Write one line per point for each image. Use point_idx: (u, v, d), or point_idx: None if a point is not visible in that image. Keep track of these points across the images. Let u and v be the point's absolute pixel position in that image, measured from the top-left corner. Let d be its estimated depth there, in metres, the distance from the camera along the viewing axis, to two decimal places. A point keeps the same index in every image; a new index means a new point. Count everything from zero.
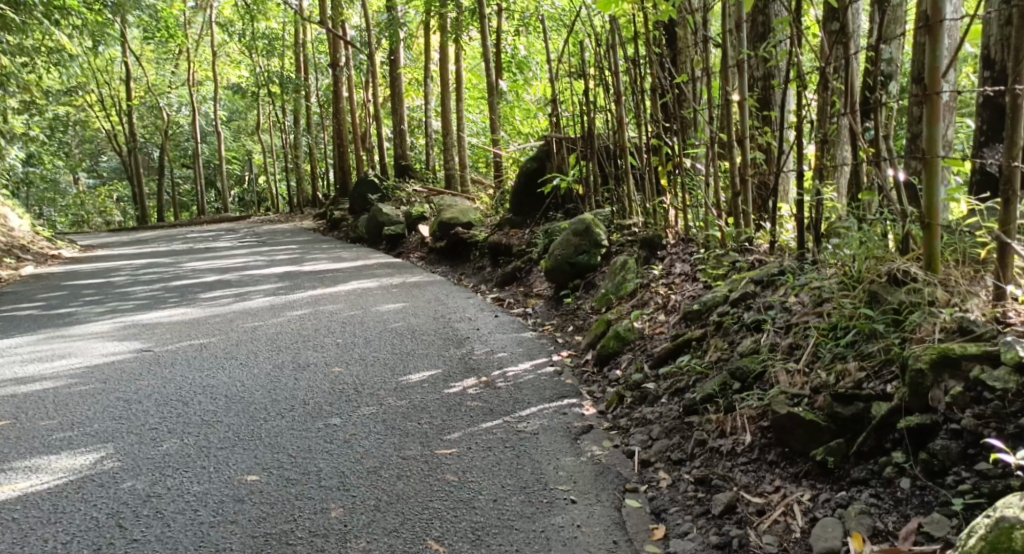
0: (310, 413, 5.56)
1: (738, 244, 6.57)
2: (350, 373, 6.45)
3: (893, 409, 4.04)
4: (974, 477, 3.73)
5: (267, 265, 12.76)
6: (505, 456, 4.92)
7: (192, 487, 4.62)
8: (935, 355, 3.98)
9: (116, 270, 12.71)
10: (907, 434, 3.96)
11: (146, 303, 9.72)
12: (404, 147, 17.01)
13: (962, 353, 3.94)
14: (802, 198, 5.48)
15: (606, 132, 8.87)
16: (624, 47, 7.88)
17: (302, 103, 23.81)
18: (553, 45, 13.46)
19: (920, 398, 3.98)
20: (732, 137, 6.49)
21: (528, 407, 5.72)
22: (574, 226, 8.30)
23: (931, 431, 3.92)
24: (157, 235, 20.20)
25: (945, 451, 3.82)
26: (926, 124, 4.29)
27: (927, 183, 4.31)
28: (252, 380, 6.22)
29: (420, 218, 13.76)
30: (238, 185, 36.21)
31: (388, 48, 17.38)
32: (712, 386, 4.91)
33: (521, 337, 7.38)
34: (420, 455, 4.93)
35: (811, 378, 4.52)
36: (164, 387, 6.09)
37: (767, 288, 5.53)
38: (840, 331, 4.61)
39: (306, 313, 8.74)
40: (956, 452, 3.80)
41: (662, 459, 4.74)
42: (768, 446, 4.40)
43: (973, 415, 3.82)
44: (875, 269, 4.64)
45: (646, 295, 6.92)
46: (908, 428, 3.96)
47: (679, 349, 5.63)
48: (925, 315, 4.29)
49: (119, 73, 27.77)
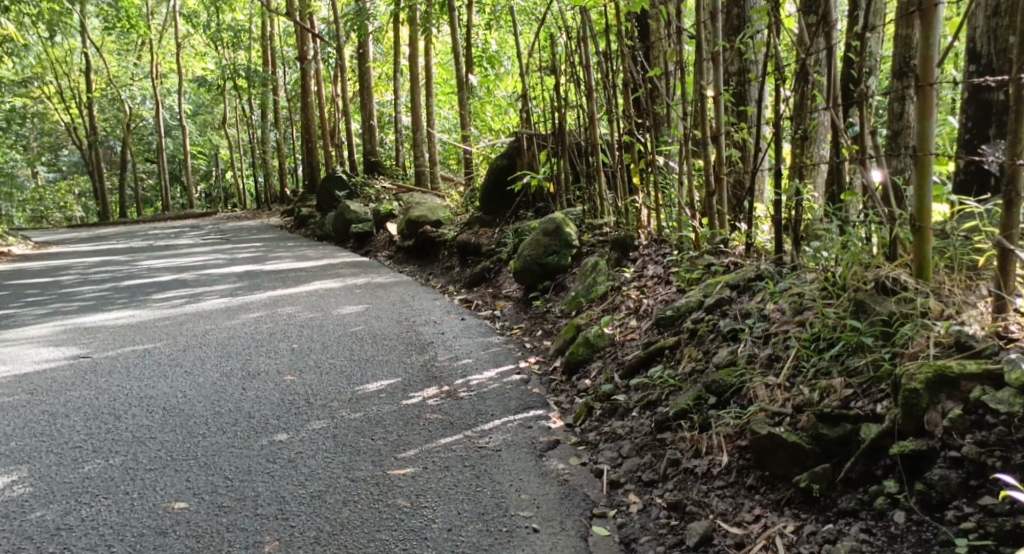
0: (255, 428, 5.18)
1: (713, 245, 6.25)
2: (303, 382, 6.07)
3: (884, 432, 3.73)
4: (979, 513, 3.42)
5: (227, 264, 12.31)
6: (463, 477, 4.57)
7: (109, 517, 4.23)
8: (931, 374, 3.67)
9: (66, 269, 12.23)
10: (901, 461, 3.64)
11: (93, 305, 9.25)
12: (372, 143, 16.58)
13: (961, 372, 3.65)
14: (779, 198, 5.16)
15: (578, 129, 8.53)
16: (595, 40, 7.51)
17: (269, 98, 23.32)
18: (525, 39, 13.08)
19: (914, 420, 3.66)
20: (706, 133, 6.16)
21: (491, 420, 5.36)
22: (544, 225, 7.95)
23: (927, 458, 3.60)
24: (116, 232, 19.63)
25: (944, 482, 3.51)
26: (917, 118, 3.97)
27: (918, 183, 3.99)
28: (196, 391, 5.83)
29: (388, 215, 13.36)
30: (204, 180, 35.64)
31: (356, 41, 16.95)
32: (686, 400, 4.59)
33: (488, 342, 7.03)
34: (371, 477, 4.57)
35: (793, 394, 4.20)
36: (95, 399, 5.70)
37: (743, 294, 5.23)
38: (823, 343, 4.30)
39: (262, 316, 8.33)
40: (956, 484, 3.50)
41: (632, 480, 4.41)
42: (747, 469, 4.08)
43: (976, 442, 3.52)
44: (861, 276, 4.34)
45: (617, 299, 6.59)
46: (902, 455, 3.64)
47: (651, 358, 5.30)
48: (917, 328, 3.98)
49: (79, 65, 27.14)
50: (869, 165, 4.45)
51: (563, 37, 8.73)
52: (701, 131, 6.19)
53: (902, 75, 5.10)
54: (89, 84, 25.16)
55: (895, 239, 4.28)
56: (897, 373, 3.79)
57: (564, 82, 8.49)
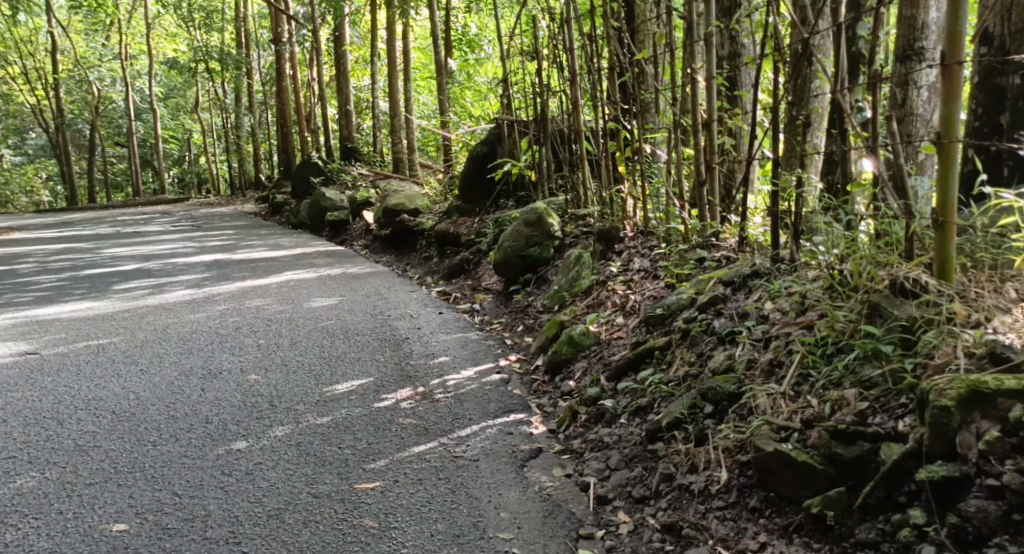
0: (212, 435, 4.90)
1: (703, 239, 5.89)
2: (268, 382, 5.70)
3: (909, 454, 3.40)
4: None
5: (195, 252, 11.87)
6: (437, 492, 4.27)
7: (38, 542, 4.01)
8: (964, 390, 3.35)
9: (24, 257, 11.76)
10: (929, 488, 3.31)
11: (49, 295, 8.82)
12: (349, 128, 16.12)
13: (998, 389, 3.32)
14: (777, 189, 4.79)
15: (560, 115, 8.14)
16: (578, 22, 7.12)
17: (243, 82, 22.82)
18: (506, 22, 12.68)
19: (944, 442, 3.33)
20: (696, 121, 5.78)
21: (468, 425, 5.01)
22: (526, 214, 7.54)
23: (958, 485, 3.28)
24: (83, 218, 19.05)
25: (982, 515, 3.19)
26: (942, 100, 3.64)
27: (942, 173, 3.66)
28: (149, 392, 5.52)
29: (364, 203, 12.93)
30: (177, 164, 34.99)
31: (332, 24, 16.50)
32: (680, 409, 4.27)
33: (466, 338, 6.66)
34: (335, 492, 4.30)
35: (799, 406, 3.88)
36: (38, 401, 5.44)
37: (738, 291, 4.88)
38: (833, 350, 3.97)
39: (229, 308, 7.94)
40: (996, 517, 3.17)
41: (621, 496, 4.10)
42: (750, 488, 3.77)
43: (1017, 469, 3.19)
44: (874, 276, 4.02)
45: (602, 294, 6.22)
46: (931, 481, 3.31)
47: (639, 360, 4.95)
48: (942, 336, 3.66)
49: (45, 45, 26.49)
50: (880, 153, 4.08)
51: (547, 20, 8.32)
52: (691, 117, 5.81)
53: (905, 58, 4.77)
54: (55, 65, 24.52)
55: (910, 235, 3.93)
56: (924, 388, 3.46)
57: (546, 66, 8.10)
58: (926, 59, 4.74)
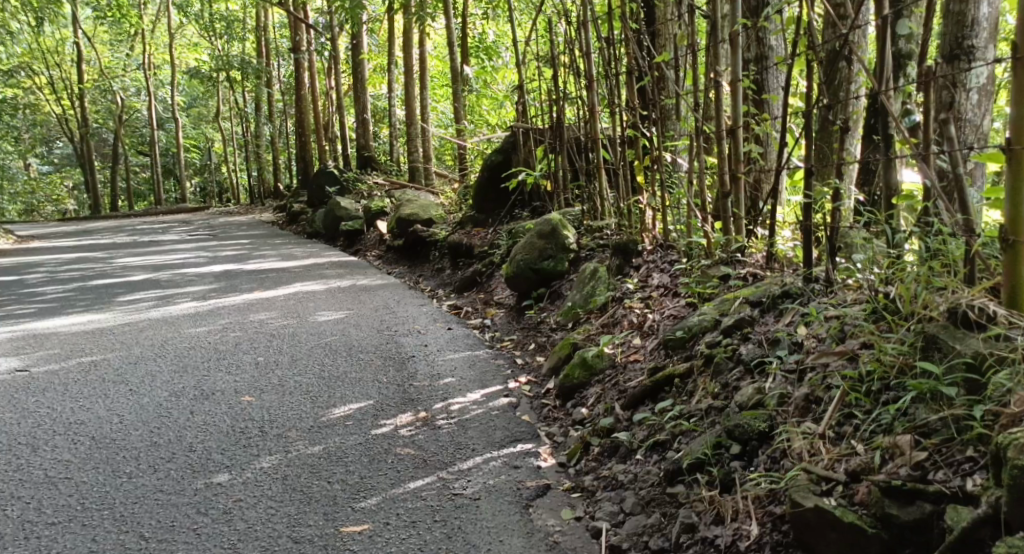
0: (192, 466, 4.48)
1: (727, 254, 5.43)
2: (261, 405, 5.27)
3: (982, 522, 2.96)
4: None
5: (207, 262, 11.52)
6: (431, 537, 3.87)
7: None
8: None
9: (35, 267, 11.43)
10: None
11: (52, 307, 8.48)
12: (366, 137, 15.73)
13: None
14: (810, 201, 4.32)
15: (577, 123, 7.69)
16: (597, 25, 6.65)
17: (264, 92, 22.52)
18: (523, 28, 12.25)
19: None
20: (719, 128, 5.32)
21: (471, 456, 4.56)
22: (540, 226, 7.11)
23: None
24: (102, 227, 18.74)
25: None
26: (1011, 100, 3.22)
27: (1012, 186, 3.24)
28: (134, 417, 5.10)
29: (378, 213, 12.53)
30: (199, 173, 34.80)
31: (349, 32, 16.12)
32: (703, 449, 3.84)
33: (475, 357, 6.22)
34: (319, 537, 3.89)
35: (843, 454, 3.43)
36: (17, 424, 5.05)
37: (768, 314, 4.42)
38: (881, 388, 3.53)
39: (231, 322, 7.55)
40: None
41: (637, 547, 3.68)
42: (784, 545, 3.34)
43: None
44: (932, 304, 3.56)
45: (619, 311, 5.77)
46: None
47: (657, 388, 4.49)
48: (1017, 377, 3.20)
49: (71, 55, 26.39)
50: (932, 162, 3.65)
51: (563, 25, 7.87)
52: (715, 124, 5.36)
53: (953, 59, 4.34)
54: (80, 75, 24.38)
55: (972, 254, 3.49)
56: (1000, 442, 2.98)
57: (562, 72, 7.66)
58: (976, 58, 4.29)
